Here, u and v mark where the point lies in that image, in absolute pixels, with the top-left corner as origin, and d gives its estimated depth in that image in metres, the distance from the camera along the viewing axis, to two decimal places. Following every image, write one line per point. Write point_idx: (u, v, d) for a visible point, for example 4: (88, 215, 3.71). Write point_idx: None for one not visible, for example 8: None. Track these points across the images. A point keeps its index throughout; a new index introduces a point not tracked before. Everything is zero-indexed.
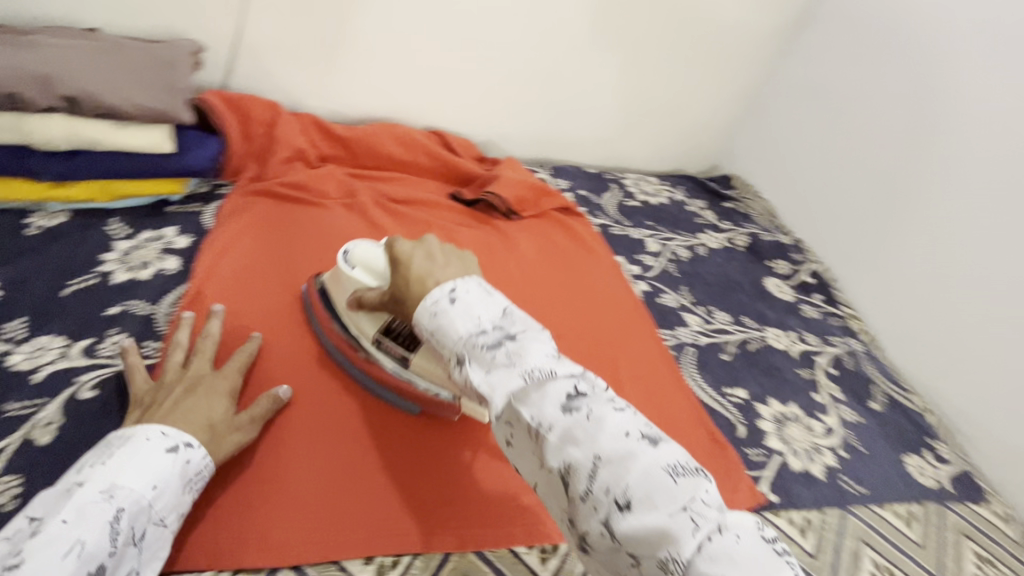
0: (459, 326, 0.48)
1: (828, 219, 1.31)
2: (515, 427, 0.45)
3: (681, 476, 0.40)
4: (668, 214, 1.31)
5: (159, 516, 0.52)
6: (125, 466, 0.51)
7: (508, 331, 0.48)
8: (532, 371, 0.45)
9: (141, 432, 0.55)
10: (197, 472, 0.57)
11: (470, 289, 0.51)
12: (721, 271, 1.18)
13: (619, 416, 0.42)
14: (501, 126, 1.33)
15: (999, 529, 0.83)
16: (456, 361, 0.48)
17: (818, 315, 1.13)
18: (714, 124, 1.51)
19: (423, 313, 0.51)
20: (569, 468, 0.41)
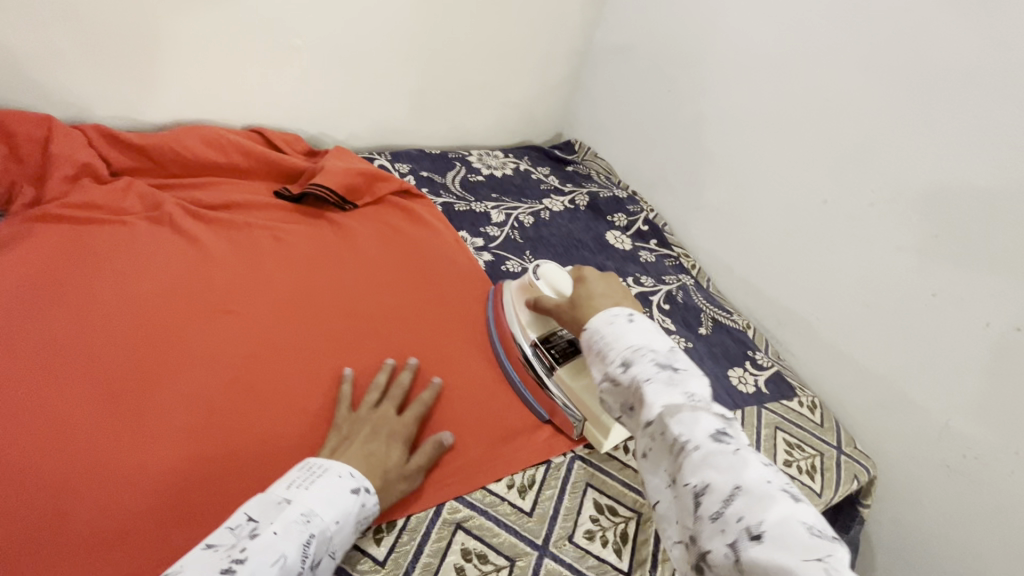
0: (628, 339, 0.63)
1: (657, 170, 1.41)
2: (657, 443, 0.56)
3: (817, 537, 0.44)
4: (514, 184, 1.36)
5: (333, 550, 0.56)
6: (321, 493, 0.57)
7: (673, 360, 0.61)
8: (692, 396, 0.57)
9: (336, 468, 0.61)
10: (368, 516, 0.60)
11: (647, 320, 0.67)
12: (564, 231, 1.24)
13: (763, 466, 0.50)
14: (331, 118, 1.29)
15: (807, 418, 0.95)
16: (620, 363, 0.61)
17: (654, 258, 1.22)
18: (549, 93, 1.57)
19: (599, 322, 0.68)
20: (706, 487, 0.49)
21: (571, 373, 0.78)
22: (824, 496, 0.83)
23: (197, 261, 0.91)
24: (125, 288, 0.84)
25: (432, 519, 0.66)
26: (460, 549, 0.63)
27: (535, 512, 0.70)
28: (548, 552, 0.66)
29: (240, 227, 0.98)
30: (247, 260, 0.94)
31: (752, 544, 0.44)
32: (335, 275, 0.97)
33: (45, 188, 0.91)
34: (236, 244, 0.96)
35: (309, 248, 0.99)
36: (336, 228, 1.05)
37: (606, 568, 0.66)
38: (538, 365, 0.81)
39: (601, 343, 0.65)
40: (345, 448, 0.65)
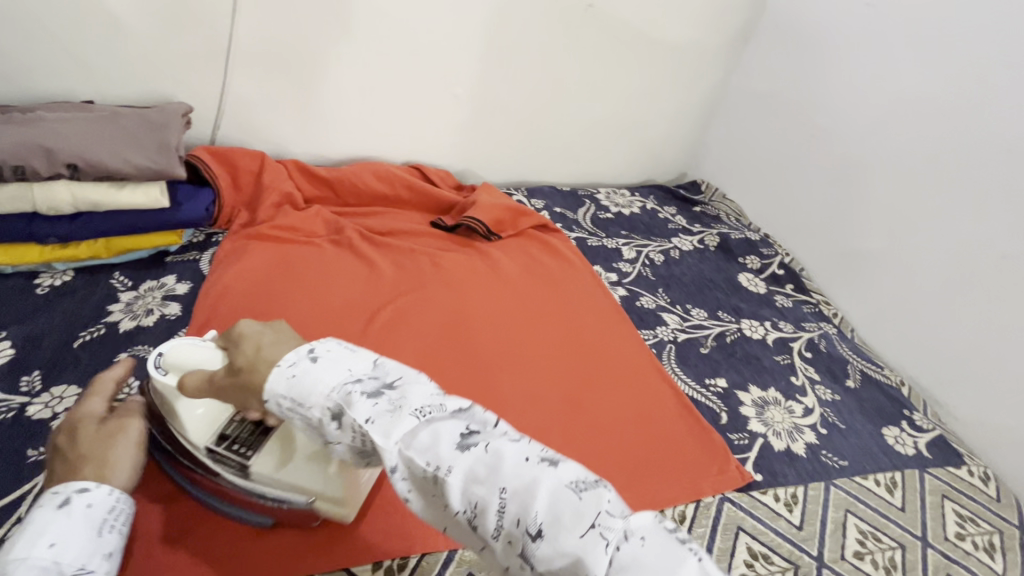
0: (328, 381, 0.48)
1: (792, 214, 1.38)
2: (415, 483, 0.46)
3: (583, 491, 0.43)
4: (643, 223, 1.40)
5: (75, 564, 0.49)
6: (16, 540, 0.49)
7: (384, 380, 0.49)
8: (420, 411, 0.46)
9: (35, 500, 0.53)
10: (108, 511, 0.54)
11: (331, 348, 0.51)
12: (695, 271, 1.25)
13: (514, 446, 0.45)
14: (477, 155, 1.41)
15: (980, 490, 0.86)
16: (332, 417, 0.47)
17: (791, 304, 1.19)
18: (679, 135, 1.60)
19: (275, 379, 0.49)
20: (475, 508, 0.43)
21: (275, 464, 0.62)
22: None
23: (371, 278, 1.03)
24: (318, 298, 0.97)
25: None
26: None
27: None
28: None
29: (404, 249, 1.11)
30: (412, 279, 1.05)
31: (537, 544, 0.41)
32: (485, 296, 1.05)
33: (257, 212, 1.08)
34: (402, 265, 1.08)
35: (462, 271, 1.09)
36: (484, 257, 1.14)
37: None
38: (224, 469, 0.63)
39: (294, 406, 0.48)
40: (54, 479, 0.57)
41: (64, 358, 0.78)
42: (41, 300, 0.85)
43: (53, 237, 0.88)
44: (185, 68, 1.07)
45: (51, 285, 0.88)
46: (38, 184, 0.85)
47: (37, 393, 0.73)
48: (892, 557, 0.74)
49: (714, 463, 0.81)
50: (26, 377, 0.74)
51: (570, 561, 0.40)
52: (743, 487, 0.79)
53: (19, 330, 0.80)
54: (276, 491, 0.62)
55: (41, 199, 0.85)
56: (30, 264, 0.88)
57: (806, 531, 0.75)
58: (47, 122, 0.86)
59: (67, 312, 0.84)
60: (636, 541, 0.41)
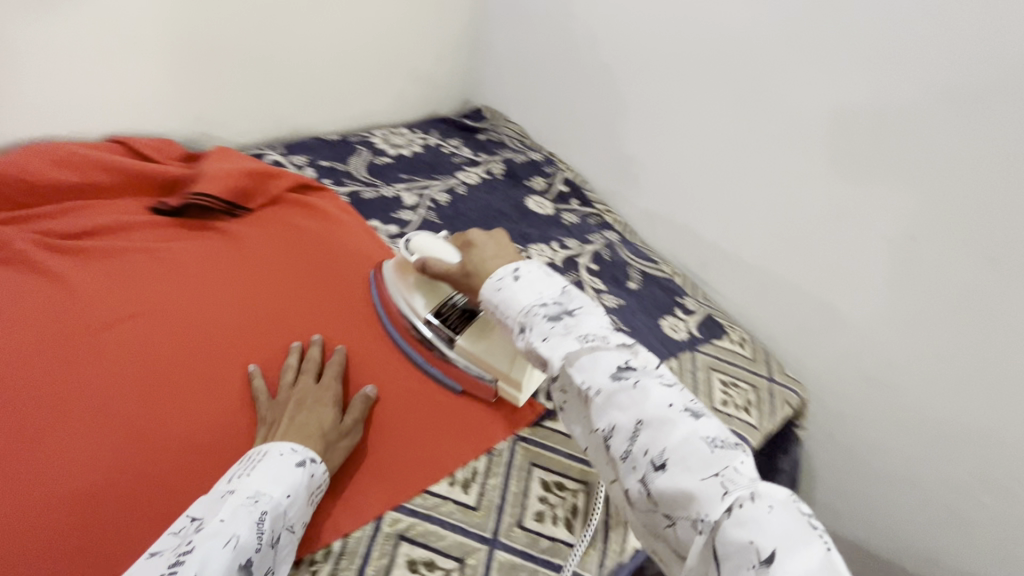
0: (523, 299, 0.65)
1: (567, 126, 1.35)
2: (568, 397, 0.60)
3: (718, 448, 0.50)
4: (424, 162, 1.29)
5: (290, 522, 0.56)
6: (264, 474, 0.56)
7: (566, 306, 0.63)
8: (585, 337, 0.59)
9: (275, 449, 0.59)
10: (318, 485, 0.60)
11: (532, 271, 0.67)
12: (483, 204, 1.19)
13: (662, 391, 0.54)
14: (205, 114, 1.16)
15: (739, 354, 0.97)
16: (519, 328, 0.64)
17: (577, 219, 1.20)
18: (449, 58, 1.48)
19: (487, 289, 0.68)
20: (614, 429, 0.54)
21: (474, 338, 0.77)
22: (762, 427, 0.86)
23: (65, 297, 0.81)
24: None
25: (371, 537, 0.61)
26: (407, 561, 0.60)
27: (481, 505, 0.67)
28: (498, 544, 0.64)
29: (113, 252, 0.88)
30: (124, 289, 0.84)
31: (657, 474, 0.51)
32: (235, 287, 0.88)
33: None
34: (109, 273, 0.85)
35: (198, 264, 0.90)
36: (225, 239, 0.95)
37: (558, 547, 0.65)
38: (439, 339, 0.78)
39: (497, 312, 0.67)
40: (273, 433, 0.63)
41: None
42: None
43: None
44: None
45: None
46: None
47: None
48: None
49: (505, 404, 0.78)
50: None
51: (686, 495, 0.48)
52: (536, 420, 0.78)
53: None
54: (474, 364, 0.77)
55: None
56: None
57: None
58: None
59: None
60: (761, 507, 0.45)
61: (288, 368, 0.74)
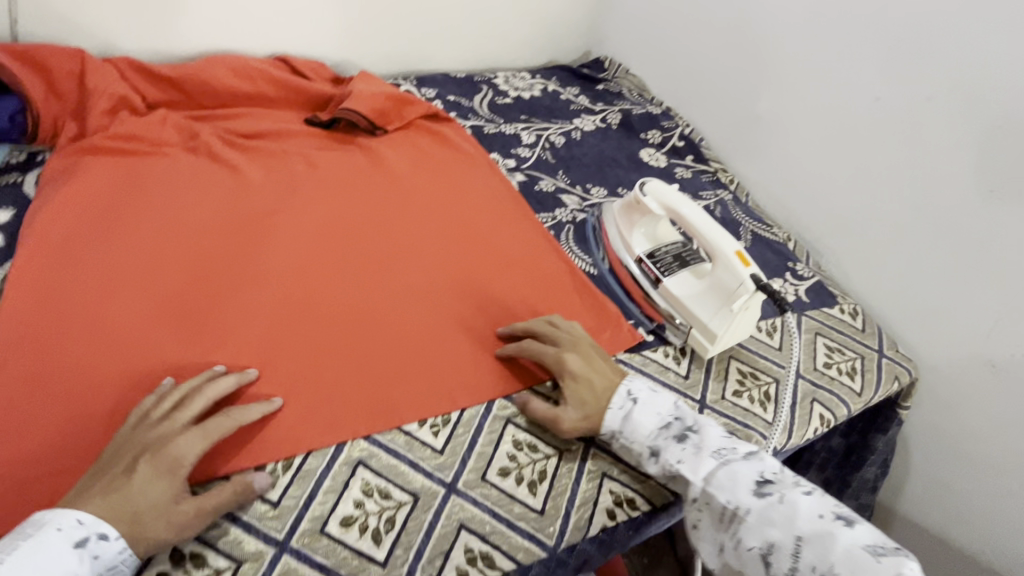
0: (649, 428, 0.67)
1: (692, 82, 1.33)
2: (707, 514, 0.64)
3: (879, 554, 0.54)
4: (543, 106, 1.32)
5: None
6: (20, 566, 0.46)
7: (686, 424, 0.68)
8: (718, 452, 0.65)
9: (53, 521, 0.49)
10: (111, 568, 0.49)
11: (641, 389, 0.70)
12: (597, 150, 1.21)
13: (807, 501, 0.59)
14: (351, 41, 1.25)
15: (848, 323, 0.94)
16: (649, 453, 0.66)
17: (691, 174, 1.19)
18: (578, 5, 1.47)
19: (609, 418, 0.67)
20: (773, 547, 0.58)
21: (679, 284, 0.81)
22: (864, 396, 0.84)
23: (239, 182, 0.94)
24: (172, 205, 0.86)
25: (485, 412, 0.69)
26: (513, 439, 0.67)
27: None
28: (595, 443, 0.70)
29: (279, 153, 1.00)
30: (286, 183, 0.95)
31: None
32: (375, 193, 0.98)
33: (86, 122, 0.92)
34: (275, 170, 0.98)
35: (344, 170, 1.00)
36: (367, 154, 1.05)
37: None
38: (644, 279, 0.85)
39: (620, 437, 0.67)
40: (95, 487, 0.52)
41: None
42: None
43: None
44: None
45: None
46: None
47: None
48: (766, 390, 0.80)
49: (608, 326, 0.82)
50: None
51: None
52: (636, 346, 0.81)
53: None
54: (672, 308, 0.82)
55: None
56: None
57: (692, 379, 0.79)
58: None
59: None
60: None
61: (165, 395, 0.59)
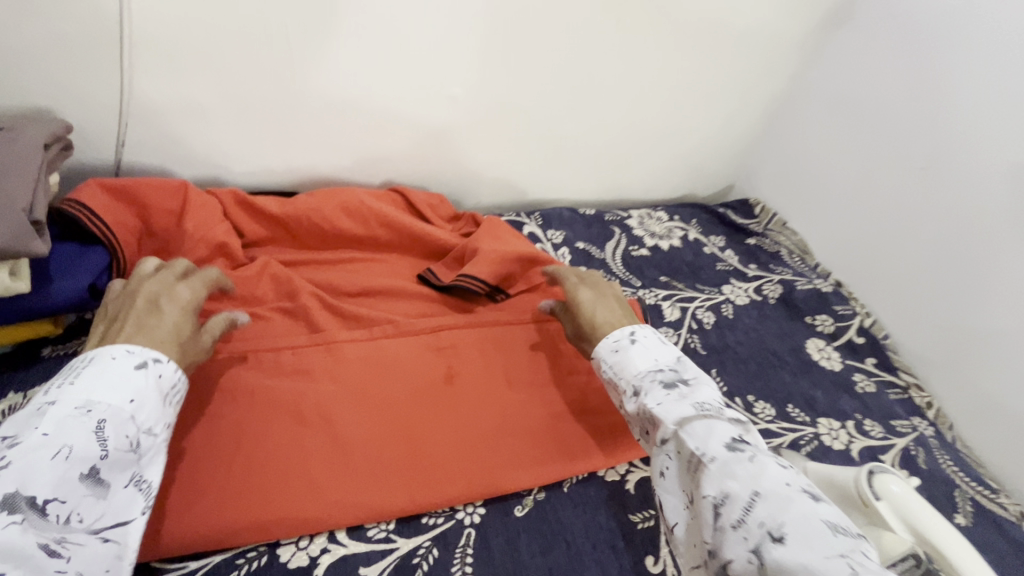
0: (639, 366, 0.64)
1: (878, 254, 1.09)
2: (676, 462, 0.56)
3: (838, 534, 0.45)
4: (685, 262, 1.11)
5: (145, 428, 0.51)
6: (90, 384, 0.49)
7: (682, 376, 0.62)
8: (701, 405, 0.57)
9: (106, 351, 0.52)
10: (173, 387, 0.55)
11: (648, 337, 0.68)
12: (755, 338, 0.98)
13: (778, 470, 0.50)
14: (477, 169, 1.10)
15: None
16: (632, 392, 0.63)
17: (875, 387, 0.94)
18: (732, 141, 1.27)
19: (604, 348, 0.68)
20: (727, 497, 0.49)
21: None
22: None
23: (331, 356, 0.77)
24: (244, 385, 0.70)
25: None
26: None
27: None
28: None
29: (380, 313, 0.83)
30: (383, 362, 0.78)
31: (775, 547, 0.44)
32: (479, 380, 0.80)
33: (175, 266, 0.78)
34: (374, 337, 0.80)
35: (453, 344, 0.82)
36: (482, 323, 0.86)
37: None
38: None
39: (611, 372, 0.66)
40: (113, 333, 0.56)
41: None
42: None
43: None
44: (66, 66, 0.74)
45: None
46: None
47: None
48: None
49: None
50: None
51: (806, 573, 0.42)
52: None
53: None
54: None
55: None
56: None
57: None
58: None
59: None
60: None
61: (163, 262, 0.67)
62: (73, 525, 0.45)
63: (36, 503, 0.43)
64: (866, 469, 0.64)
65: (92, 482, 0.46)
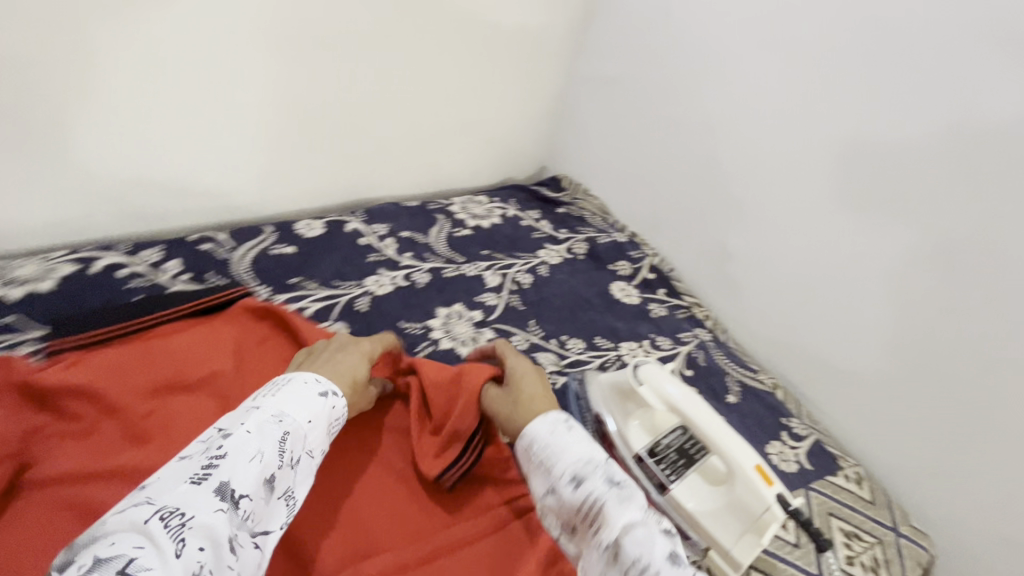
0: (573, 452, 0.58)
1: (661, 205, 1.30)
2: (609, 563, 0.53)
3: None
4: (505, 236, 1.23)
5: (309, 449, 0.57)
6: (286, 398, 0.57)
7: (619, 475, 0.57)
8: (646, 513, 0.55)
9: (300, 377, 0.62)
10: (336, 418, 0.62)
11: (582, 428, 0.62)
12: (567, 289, 1.12)
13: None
14: (292, 177, 1.11)
15: (857, 495, 0.87)
16: (570, 479, 0.56)
17: (666, 312, 1.13)
18: (535, 128, 1.43)
19: (540, 428, 0.61)
20: None
21: (688, 492, 0.71)
22: None
23: None
24: None
25: None
26: None
27: None
28: None
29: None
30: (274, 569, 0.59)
31: None
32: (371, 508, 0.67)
33: None
34: None
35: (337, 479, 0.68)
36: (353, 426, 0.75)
37: None
38: (648, 482, 0.74)
39: (544, 453, 0.59)
40: (314, 360, 0.68)
41: None
42: None
43: None
44: None
45: None
46: None
47: None
48: None
49: None
50: None
51: None
52: None
53: None
54: (687, 525, 0.71)
55: None
56: None
57: None
58: None
59: None
60: None
61: None
62: (246, 526, 0.48)
63: (235, 495, 0.47)
64: (634, 365, 0.78)
65: (269, 488, 0.51)
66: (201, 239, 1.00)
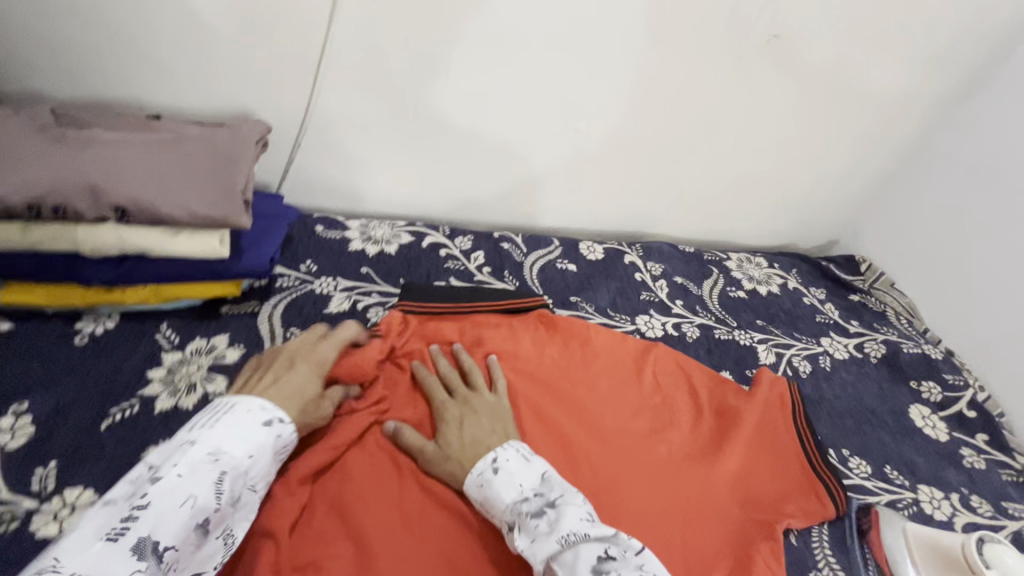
0: (506, 493, 0.62)
1: (1004, 331, 1.04)
2: None
3: None
4: (783, 309, 1.11)
5: (252, 482, 0.57)
6: (226, 431, 0.57)
7: (547, 497, 0.61)
8: (566, 535, 0.56)
9: (245, 404, 0.60)
10: (285, 445, 0.61)
11: (510, 458, 0.65)
12: (853, 395, 0.96)
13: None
14: (591, 201, 1.17)
15: None
16: (508, 526, 0.61)
17: (986, 466, 0.89)
18: (844, 199, 1.27)
19: (469, 483, 0.65)
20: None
21: None
22: None
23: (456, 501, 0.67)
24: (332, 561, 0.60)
25: None
26: None
27: None
28: None
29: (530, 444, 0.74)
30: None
31: None
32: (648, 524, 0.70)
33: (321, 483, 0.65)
34: None
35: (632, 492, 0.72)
36: (621, 463, 0.76)
37: None
38: None
39: (484, 506, 0.64)
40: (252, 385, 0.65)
41: (86, 446, 0.64)
42: (76, 356, 0.73)
43: (97, 280, 0.74)
44: (267, 74, 0.90)
45: (88, 334, 0.75)
46: (81, 225, 0.70)
47: (49, 493, 0.60)
48: None
49: None
50: (42, 469, 0.62)
51: None
52: None
53: (42, 399, 0.68)
54: None
55: (83, 240, 0.70)
56: (73, 304, 0.76)
57: None
58: (97, 150, 0.72)
59: (97, 375, 0.71)
60: None
61: None
62: None
63: (159, 547, 0.48)
64: (977, 537, 0.68)
65: (201, 532, 0.51)
66: (503, 238, 1.11)
